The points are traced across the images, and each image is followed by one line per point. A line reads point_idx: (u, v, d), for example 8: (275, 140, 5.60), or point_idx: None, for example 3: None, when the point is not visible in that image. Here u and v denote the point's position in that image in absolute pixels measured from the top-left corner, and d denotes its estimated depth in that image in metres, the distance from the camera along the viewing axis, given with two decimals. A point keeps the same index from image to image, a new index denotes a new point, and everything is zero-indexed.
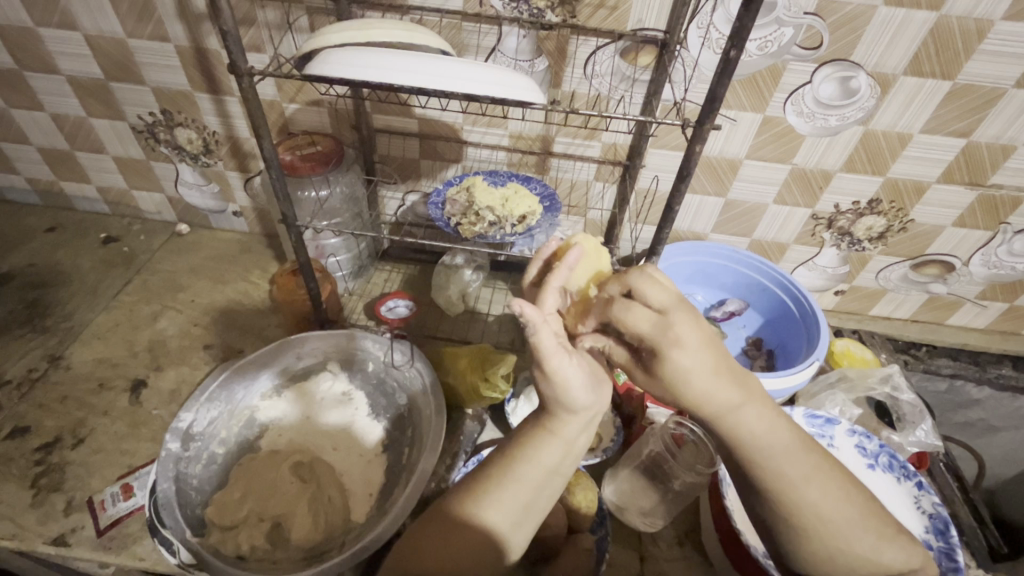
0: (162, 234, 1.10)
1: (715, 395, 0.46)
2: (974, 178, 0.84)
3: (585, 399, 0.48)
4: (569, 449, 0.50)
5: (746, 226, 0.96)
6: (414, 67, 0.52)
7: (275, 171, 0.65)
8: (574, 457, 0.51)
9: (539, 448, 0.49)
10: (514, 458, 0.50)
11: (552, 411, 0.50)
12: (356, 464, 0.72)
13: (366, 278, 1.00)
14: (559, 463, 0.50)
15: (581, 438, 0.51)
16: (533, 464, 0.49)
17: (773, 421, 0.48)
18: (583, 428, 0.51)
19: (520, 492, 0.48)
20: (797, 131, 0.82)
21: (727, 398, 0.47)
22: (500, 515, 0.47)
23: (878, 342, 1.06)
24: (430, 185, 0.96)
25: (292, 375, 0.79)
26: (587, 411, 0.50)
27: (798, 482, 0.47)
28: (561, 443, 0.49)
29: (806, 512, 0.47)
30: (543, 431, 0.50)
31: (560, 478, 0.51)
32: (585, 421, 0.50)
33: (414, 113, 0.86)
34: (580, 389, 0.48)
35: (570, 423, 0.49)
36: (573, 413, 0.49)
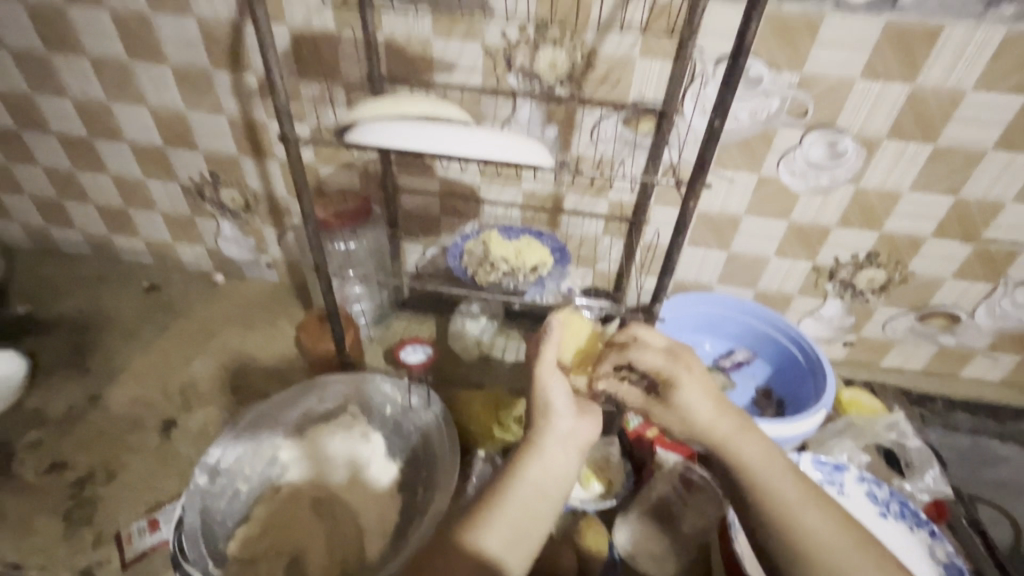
0: (199, 283, 1.18)
1: (713, 420, 0.55)
2: (967, 233, 0.88)
3: (565, 421, 0.58)
4: (556, 468, 0.54)
5: (749, 277, 1.00)
6: (439, 136, 0.60)
7: (312, 225, 0.72)
8: (564, 480, 0.54)
9: (525, 466, 0.54)
10: (506, 479, 0.53)
11: (535, 430, 0.58)
12: (372, 503, 0.75)
13: (386, 325, 1.05)
14: (547, 481, 0.53)
15: (567, 460, 0.55)
16: (521, 480, 0.53)
17: (767, 449, 0.54)
18: (566, 446, 0.56)
19: (511, 509, 0.51)
20: (792, 190, 0.87)
21: (724, 423, 0.55)
22: (495, 538, 0.49)
23: (891, 393, 1.06)
24: (449, 239, 1.02)
25: (313, 415, 0.82)
26: (565, 425, 0.57)
27: (794, 505, 0.50)
28: (546, 460, 0.54)
29: (806, 537, 0.49)
30: (529, 450, 0.55)
31: (553, 499, 0.53)
32: (567, 440, 0.57)
33: (436, 174, 0.94)
34: (560, 400, 0.59)
35: (551, 436, 0.56)
36: (549, 424, 0.57)
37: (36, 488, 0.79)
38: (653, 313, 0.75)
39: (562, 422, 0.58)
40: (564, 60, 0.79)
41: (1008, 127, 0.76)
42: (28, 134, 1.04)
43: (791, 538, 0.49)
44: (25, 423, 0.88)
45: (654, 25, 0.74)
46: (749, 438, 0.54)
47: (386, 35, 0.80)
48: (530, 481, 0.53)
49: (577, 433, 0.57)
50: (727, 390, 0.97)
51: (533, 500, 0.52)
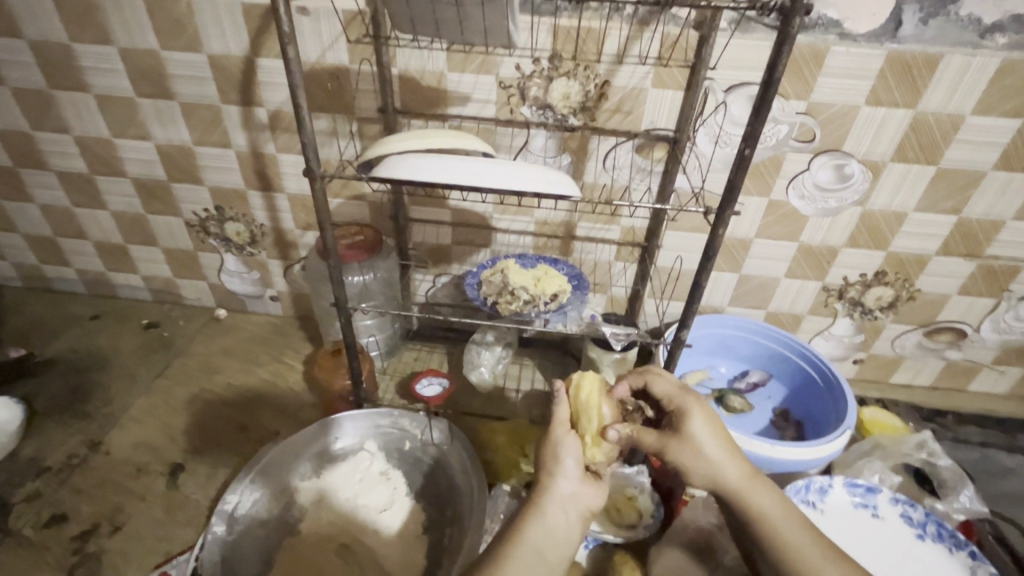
0: (200, 319, 1.14)
1: (729, 468, 0.54)
2: (971, 250, 0.90)
3: (569, 483, 0.54)
4: (557, 534, 0.52)
5: (761, 299, 1.01)
6: (467, 169, 0.60)
7: (333, 258, 0.71)
8: (566, 549, 0.51)
9: (525, 530, 0.51)
10: (506, 545, 0.50)
11: (538, 489, 0.55)
12: (396, 545, 0.72)
13: (397, 357, 1.03)
14: (547, 548, 0.50)
15: (569, 525, 0.53)
16: (521, 547, 0.50)
17: (780, 500, 0.54)
18: (568, 512, 0.53)
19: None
20: (800, 213, 0.89)
21: (737, 472, 0.54)
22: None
23: (904, 409, 1.07)
24: (461, 269, 1.02)
25: (329, 457, 0.80)
26: (568, 489, 0.54)
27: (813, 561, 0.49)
28: (548, 526, 0.51)
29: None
30: (530, 513, 0.52)
31: (552, 569, 0.50)
32: (569, 505, 0.53)
33: (448, 204, 0.94)
34: (568, 462, 0.55)
35: (555, 500, 0.53)
36: (554, 485, 0.54)
37: (34, 544, 0.74)
38: (678, 339, 0.74)
39: (566, 484, 0.54)
40: (577, 92, 0.80)
41: (1006, 149, 0.79)
42: (25, 172, 1.02)
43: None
44: (20, 474, 0.83)
45: (667, 57, 0.75)
46: (764, 489, 0.54)
47: (400, 68, 0.81)
48: (531, 548, 0.50)
49: (581, 498, 0.54)
50: (744, 412, 0.97)
51: (534, 567, 0.49)
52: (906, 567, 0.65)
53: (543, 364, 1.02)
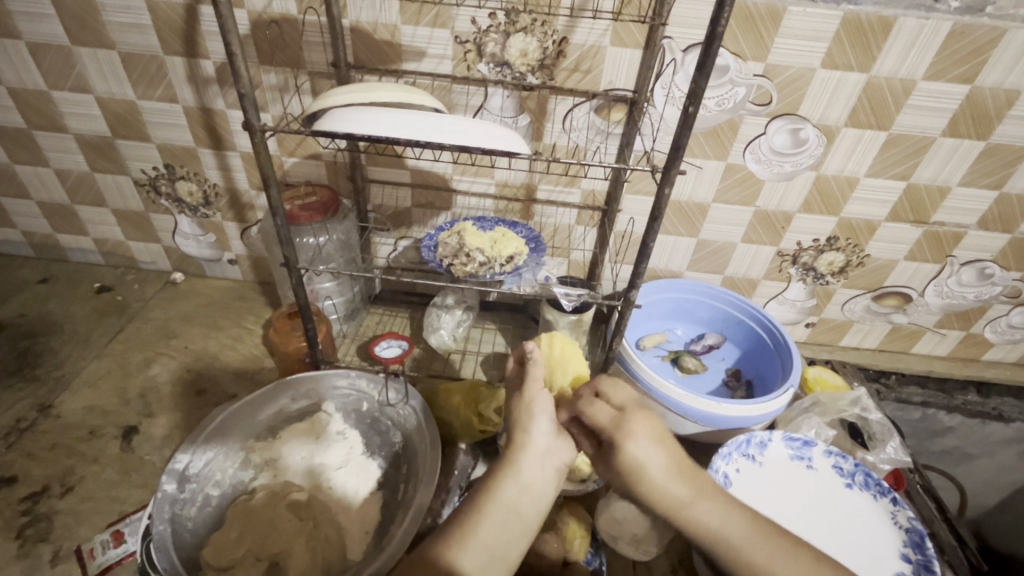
0: (156, 283, 1.12)
1: (670, 489, 0.54)
2: (918, 216, 0.93)
3: (544, 437, 0.58)
4: (531, 489, 0.55)
5: (718, 264, 1.03)
6: (413, 123, 0.58)
7: (280, 218, 0.70)
8: (540, 503, 0.55)
9: (498, 487, 0.54)
10: (482, 500, 0.53)
11: (512, 446, 0.58)
12: (352, 502, 0.73)
13: (358, 321, 1.03)
14: (521, 503, 0.54)
15: (542, 479, 0.56)
16: (496, 501, 0.53)
17: (728, 512, 0.53)
18: (543, 466, 0.57)
19: (482, 533, 0.51)
20: (757, 177, 0.90)
21: (681, 490, 0.54)
22: (467, 562, 0.49)
23: (850, 371, 1.11)
24: (421, 232, 1.01)
25: (284, 418, 0.81)
26: (543, 443, 0.58)
27: (766, 566, 0.50)
28: (522, 481, 0.55)
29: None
30: (506, 469, 0.56)
31: (526, 524, 0.53)
32: (541, 460, 0.57)
33: (407, 165, 0.92)
34: (542, 418, 0.59)
35: (530, 455, 0.56)
36: (528, 441, 0.57)
37: None
38: (630, 300, 0.76)
39: (541, 441, 0.58)
40: (535, 48, 0.78)
41: (954, 115, 0.81)
42: None
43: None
44: None
45: (625, 12, 0.73)
46: (711, 500, 0.54)
47: (351, 19, 0.77)
48: (505, 506, 0.53)
49: (555, 452, 0.58)
50: (698, 372, 1.00)
51: (508, 522, 0.52)
52: (835, 514, 0.69)
53: (504, 328, 1.03)
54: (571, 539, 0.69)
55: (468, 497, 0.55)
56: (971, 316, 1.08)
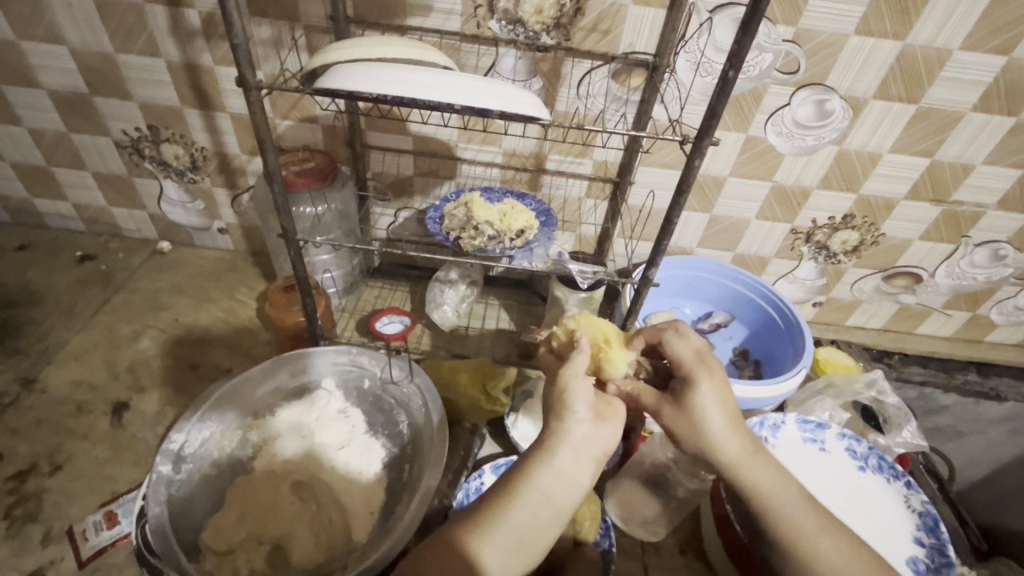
0: (142, 252, 1.06)
1: (728, 440, 0.55)
2: (938, 195, 0.90)
3: (583, 426, 0.54)
4: (565, 477, 0.52)
5: (730, 241, 1.00)
6: (425, 82, 0.53)
7: (277, 185, 0.65)
8: (574, 493, 0.53)
9: (531, 477, 0.52)
10: (514, 487, 0.52)
11: (550, 431, 0.54)
12: (356, 483, 0.70)
13: (357, 295, 0.99)
14: (554, 494, 0.52)
15: (579, 468, 0.53)
16: (529, 489, 0.51)
17: (779, 476, 0.54)
18: (579, 455, 0.53)
19: (512, 522, 0.50)
20: (777, 150, 0.86)
21: (736, 445, 0.54)
22: (493, 552, 0.48)
23: (856, 350, 1.11)
24: (423, 202, 0.96)
25: (283, 395, 0.78)
26: (583, 431, 0.54)
27: (809, 533, 0.51)
28: (557, 471, 0.52)
29: (820, 565, 0.50)
30: (541, 456, 0.53)
31: (557, 514, 0.51)
32: (578, 450, 0.54)
33: (410, 130, 0.87)
34: (581, 404, 0.55)
35: (567, 443, 0.53)
36: (565, 428, 0.54)
37: None
38: (646, 278, 0.74)
39: (580, 428, 0.54)
40: (551, 5, 0.72)
41: (988, 89, 0.77)
42: None
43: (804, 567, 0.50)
44: None
45: None
46: (761, 461, 0.55)
47: None
48: (536, 494, 0.51)
49: (595, 443, 0.54)
50: None
51: (539, 511, 0.51)
52: (851, 497, 0.69)
53: (508, 304, 1.00)
54: (581, 520, 0.68)
55: (499, 481, 0.53)
56: (980, 298, 1.07)
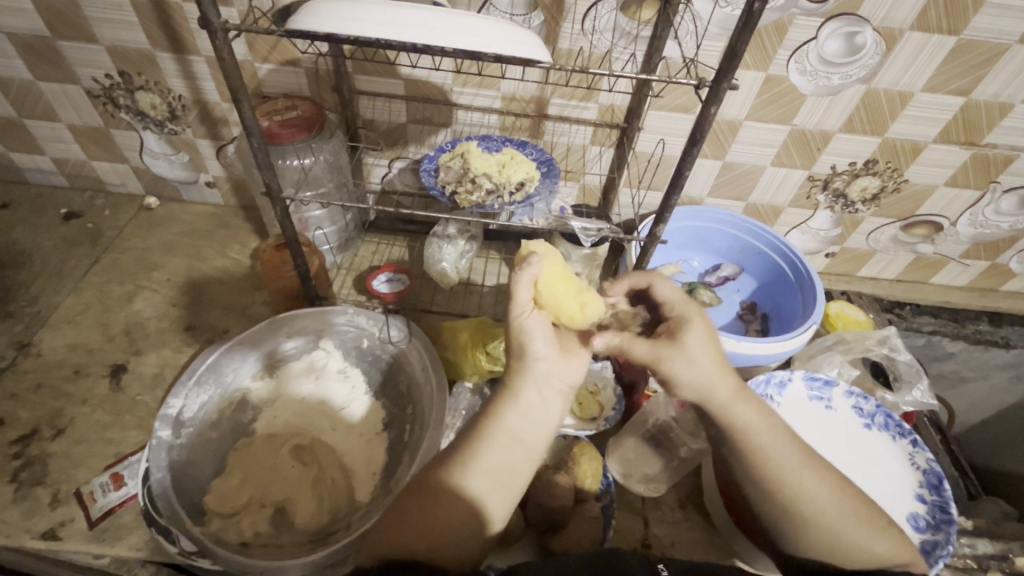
0: (129, 208, 1.02)
1: (715, 381, 0.51)
2: (970, 137, 0.84)
3: (548, 361, 0.52)
4: (532, 416, 0.51)
5: (742, 189, 0.95)
6: (408, 20, 0.47)
7: (256, 138, 0.60)
8: (543, 430, 0.52)
9: (500, 415, 0.51)
10: (483, 427, 0.51)
11: (513, 369, 0.53)
12: (356, 443, 0.71)
13: (353, 252, 0.96)
14: (524, 431, 0.51)
15: (545, 404, 0.52)
16: (496, 429, 0.51)
17: (763, 413, 0.51)
18: (546, 390, 0.52)
19: (487, 459, 0.50)
20: (799, 91, 0.79)
21: (725, 383, 0.51)
22: (477, 487, 0.49)
23: (867, 302, 1.08)
24: (418, 151, 0.91)
25: (281, 357, 0.77)
26: (545, 367, 0.52)
27: (792, 472, 0.49)
28: (523, 408, 0.51)
29: (800, 497, 0.49)
30: (505, 397, 0.52)
31: (530, 449, 0.51)
32: (542, 384, 0.52)
33: (400, 74, 0.80)
34: (540, 340, 0.52)
35: (530, 382, 0.52)
36: (527, 367, 0.52)
37: None
38: (653, 235, 0.71)
39: (542, 364, 0.52)
40: None
41: None
42: None
43: (785, 503, 0.49)
44: None
45: None
46: (747, 401, 0.52)
47: None
48: (509, 433, 0.51)
49: (559, 377, 0.53)
50: (713, 306, 0.95)
51: (513, 448, 0.50)
52: (855, 454, 0.68)
53: (510, 258, 0.97)
54: (583, 477, 0.67)
55: (469, 424, 0.53)
56: (1001, 246, 1.02)
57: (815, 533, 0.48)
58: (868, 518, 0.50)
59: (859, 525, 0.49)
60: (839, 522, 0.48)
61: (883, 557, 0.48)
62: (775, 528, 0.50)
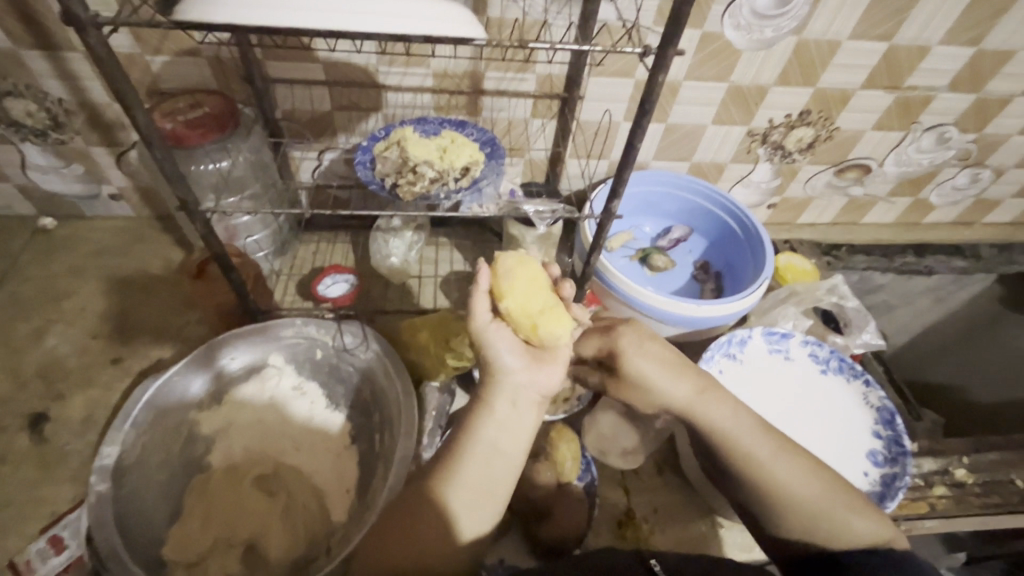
0: (22, 233, 0.90)
1: (675, 387, 0.55)
2: (893, 81, 0.87)
3: (521, 372, 0.52)
4: (508, 425, 0.51)
5: (685, 150, 0.95)
6: (321, 4, 0.42)
7: (158, 148, 0.53)
8: (521, 438, 0.51)
9: (478, 427, 0.50)
10: (460, 440, 0.50)
11: (486, 382, 0.53)
12: (325, 461, 0.68)
13: (290, 256, 0.90)
14: (502, 440, 0.50)
15: (519, 415, 0.51)
16: (475, 441, 0.49)
17: (733, 408, 0.54)
18: (520, 401, 0.52)
19: (468, 472, 0.48)
20: (734, 47, 0.79)
21: (684, 388, 0.55)
22: (457, 502, 0.47)
23: (808, 248, 1.12)
24: (349, 140, 0.84)
25: (227, 381, 0.71)
26: (518, 376, 0.52)
27: (762, 462, 0.51)
28: (498, 419, 0.50)
29: (774, 487, 0.50)
30: (479, 410, 0.51)
31: (508, 459, 0.50)
32: (515, 394, 0.52)
33: (318, 57, 0.73)
34: (506, 354, 0.53)
35: (503, 393, 0.51)
36: (496, 379, 0.52)
37: None
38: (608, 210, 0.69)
39: (515, 375, 0.52)
40: None
41: None
42: None
43: (762, 494, 0.51)
44: None
45: None
46: (715, 399, 0.54)
47: None
48: (487, 444, 0.49)
49: (530, 386, 0.52)
50: (667, 270, 0.96)
51: (491, 459, 0.49)
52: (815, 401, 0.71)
53: (461, 243, 0.93)
54: (562, 462, 0.66)
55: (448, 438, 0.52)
56: (922, 182, 1.08)
57: (794, 518, 0.49)
58: (848, 501, 0.50)
59: (838, 510, 0.49)
60: (816, 506, 0.49)
61: (866, 536, 0.48)
62: (759, 514, 0.52)
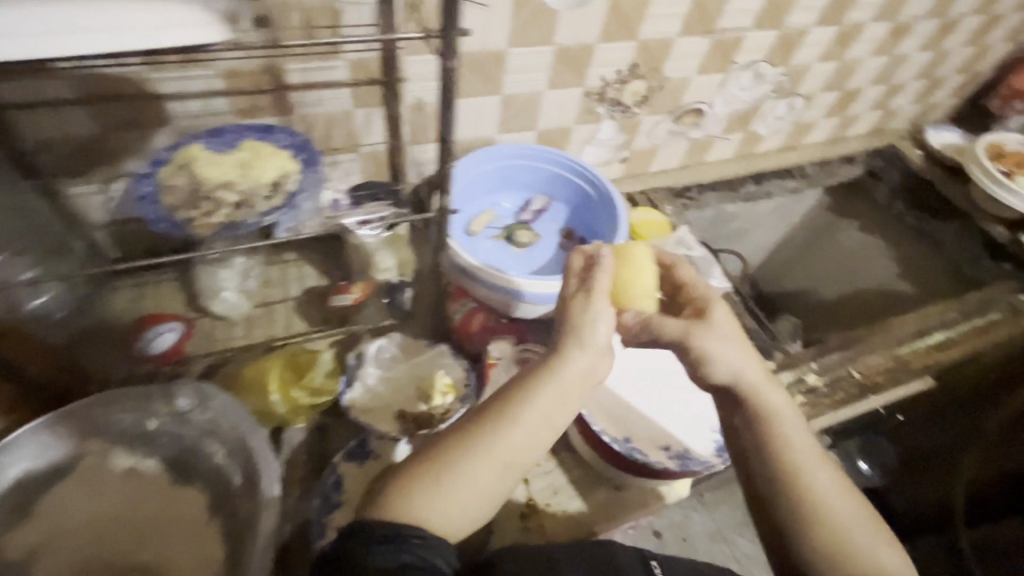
0: None
1: (743, 366, 0.53)
2: (705, 26, 0.89)
3: (591, 348, 0.51)
4: (558, 407, 0.49)
5: (528, 119, 0.92)
6: (15, 30, 0.37)
7: None
8: (551, 433, 0.48)
9: (533, 395, 0.48)
10: (507, 415, 0.47)
11: (560, 349, 0.51)
12: (180, 544, 0.59)
13: (99, 309, 0.74)
14: (550, 420, 0.48)
15: (563, 408, 0.49)
16: (526, 411, 0.48)
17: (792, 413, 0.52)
18: (583, 376, 0.50)
19: (507, 441, 0.46)
20: (549, 7, 0.76)
21: (755, 369, 0.53)
22: (477, 479, 0.45)
23: (663, 194, 1.16)
24: (138, 164, 0.70)
25: (38, 484, 0.59)
26: (589, 353, 0.51)
27: (806, 466, 0.48)
28: (551, 395, 0.48)
29: (811, 496, 0.47)
30: (542, 374, 0.49)
31: (538, 450, 0.47)
32: (582, 371, 0.51)
33: (59, 71, 0.59)
34: (602, 325, 0.52)
35: (554, 373, 0.49)
36: (574, 347, 0.51)
37: None
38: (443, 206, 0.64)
39: (583, 354, 0.51)
40: None
41: None
42: None
43: (792, 497, 0.47)
44: None
45: None
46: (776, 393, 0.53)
47: None
48: (532, 418, 0.48)
49: (592, 367, 0.51)
50: (534, 243, 0.95)
51: (524, 440, 0.47)
52: None
53: (309, 254, 0.84)
54: None
55: (494, 401, 0.49)
56: (749, 117, 1.15)
57: (819, 537, 0.46)
58: (879, 531, 0.47)
59: (870, 537, 0.46)
60: (845, 526, 0.46)
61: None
62: (776, 521, 0.48)
